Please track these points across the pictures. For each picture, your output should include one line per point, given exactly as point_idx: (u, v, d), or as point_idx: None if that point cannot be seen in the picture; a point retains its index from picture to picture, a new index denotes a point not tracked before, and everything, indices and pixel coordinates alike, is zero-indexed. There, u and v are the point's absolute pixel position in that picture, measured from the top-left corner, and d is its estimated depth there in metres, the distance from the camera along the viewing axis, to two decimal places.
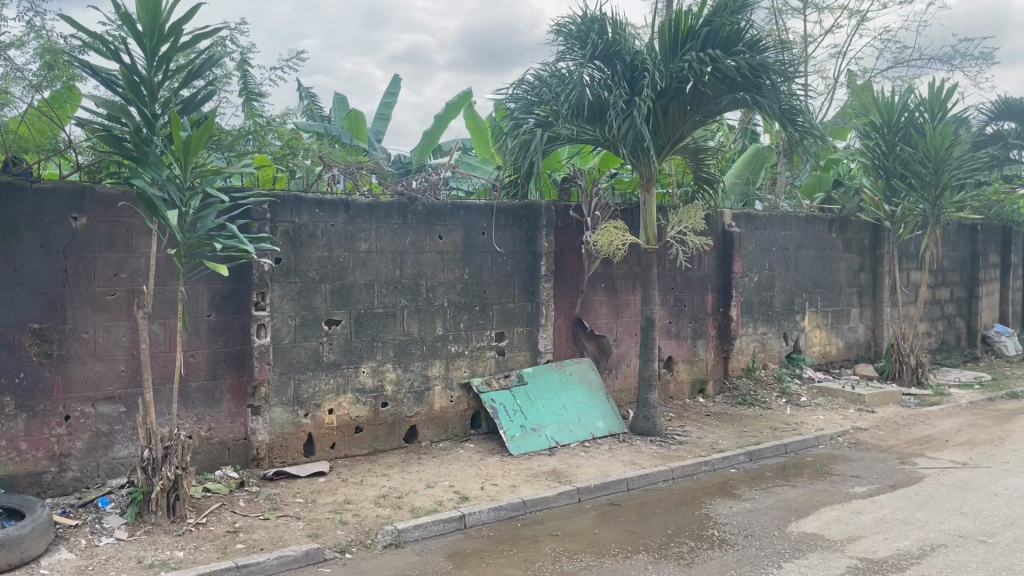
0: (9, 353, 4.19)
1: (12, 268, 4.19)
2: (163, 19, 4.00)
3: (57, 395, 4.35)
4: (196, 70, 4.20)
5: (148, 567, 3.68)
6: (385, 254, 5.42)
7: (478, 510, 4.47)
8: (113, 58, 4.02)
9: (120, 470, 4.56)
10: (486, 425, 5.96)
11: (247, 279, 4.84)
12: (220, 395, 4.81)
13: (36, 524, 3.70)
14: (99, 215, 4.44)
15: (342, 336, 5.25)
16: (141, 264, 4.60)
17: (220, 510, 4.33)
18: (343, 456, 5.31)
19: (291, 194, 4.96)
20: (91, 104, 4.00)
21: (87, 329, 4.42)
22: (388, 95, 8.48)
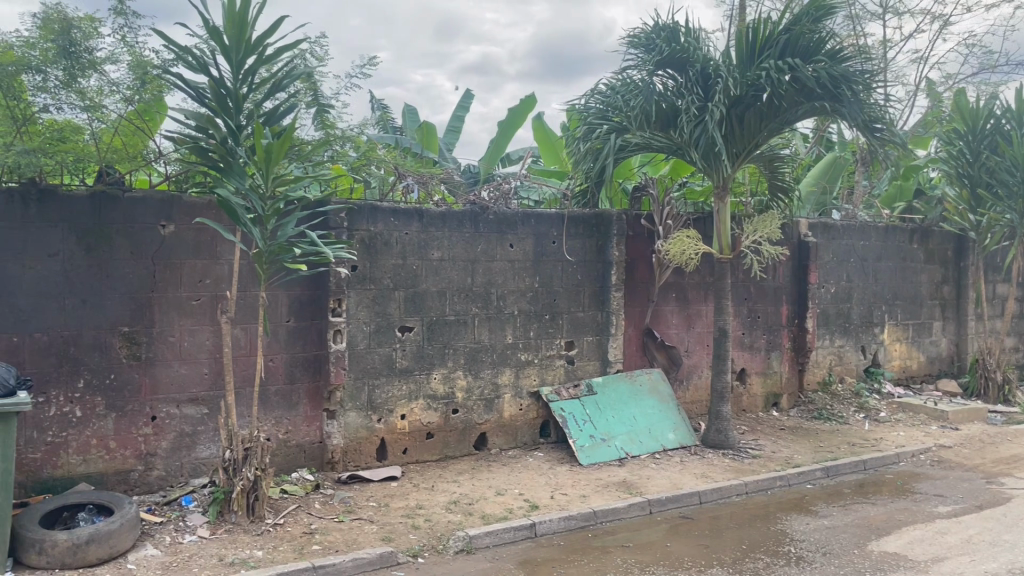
0: (101, 355, 4.38)
1: (104, 275, 4.38)
2: (249, 33, 4.14)
3: (145, 396, 4.52)
4: (280, 81, 4.33)
5: (229, 564, 3.79)
6: (457, 262, 5.49)
7: (549, 518, 4.47)
8: (201, 72, 4.17)
9: (202, 470, 4.70)
10: (556, 434, 5.95)
11: (324, 285, 4.95)
12: (297, 399, 4.92)
13: (124, 521, 3.86)
14: (186, 223, 4.60)
15: (415, 343, 5.32)
16: (224, 270, 4.74)
17: (298, 511, 4.44)
18: (415, 461, 5.37)
19: (367, 203, 5.06)
20: (179, 115, 4.14)
21: (174, 333, 4.59)
22: (459, 108, 8.59)
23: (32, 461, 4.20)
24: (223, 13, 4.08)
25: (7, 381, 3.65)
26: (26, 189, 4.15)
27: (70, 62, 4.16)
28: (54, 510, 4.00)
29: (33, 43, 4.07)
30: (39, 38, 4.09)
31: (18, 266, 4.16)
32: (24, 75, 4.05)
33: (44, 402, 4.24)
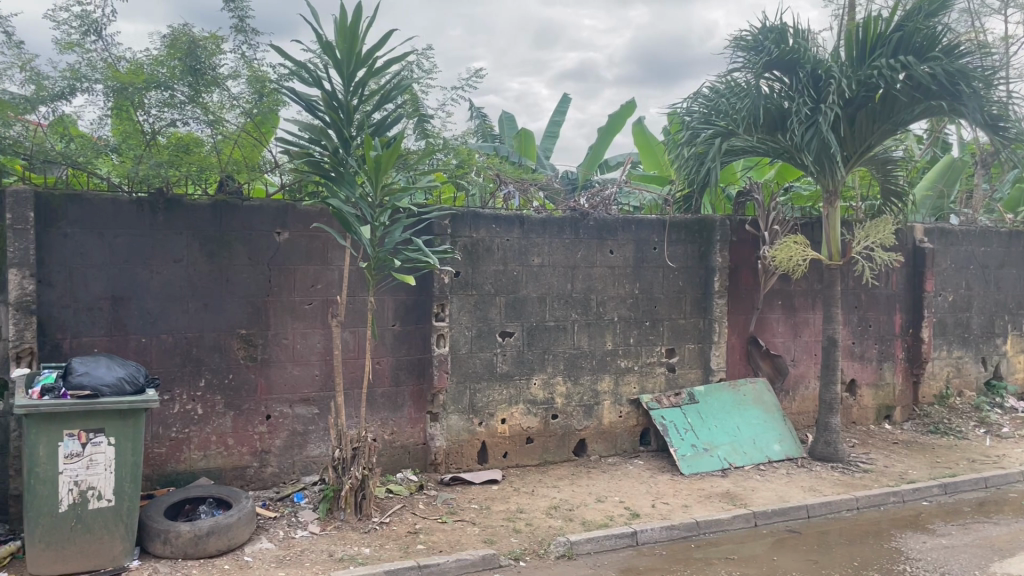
0: (221, 356, 4.61)
1: (223, 280, 4.61)
2: (360, 46, 4.28)
3: (260, 396, 4.73)
4: (388, 92, 4.45)
5: (339, 560, 3.92)
6: (557, 268, 5.51)
7: (651, 527, 4.43)
8: (315, 85, 4.33)
9: (312, 468, 4.89)
10: (656, 442, 5.89)
11: (428, 290, 5.06)
12: (403, 401, 5.05)
13: (241, 515, 4.05)
14: (299, 230, 4.80)
15: (515, 348, 5.37)
16: (335, 276, 4.91)
17: (403, 511, 4.55)
18: (515, 465, 5.43)
19: (470, 209, 5.15)
20: (294, 127, 4.32)
21: (288, 335, 4.78)
22: (557, 113, 8.62)
23: (158, 455, 4.46)
24: (335, 28, 4.22)
25: (137, 379, 3.88)
26: (155, 199, 4.42)
27: (195, 79, 4.39)
28: (178, 502, 4.24)
29: (161, 61, 4.33)
30: (167, 57, 4.34)
31: (147, 271, 4.42)
32: (152, 92, 4.33)
33: (169, 400, 4.49)
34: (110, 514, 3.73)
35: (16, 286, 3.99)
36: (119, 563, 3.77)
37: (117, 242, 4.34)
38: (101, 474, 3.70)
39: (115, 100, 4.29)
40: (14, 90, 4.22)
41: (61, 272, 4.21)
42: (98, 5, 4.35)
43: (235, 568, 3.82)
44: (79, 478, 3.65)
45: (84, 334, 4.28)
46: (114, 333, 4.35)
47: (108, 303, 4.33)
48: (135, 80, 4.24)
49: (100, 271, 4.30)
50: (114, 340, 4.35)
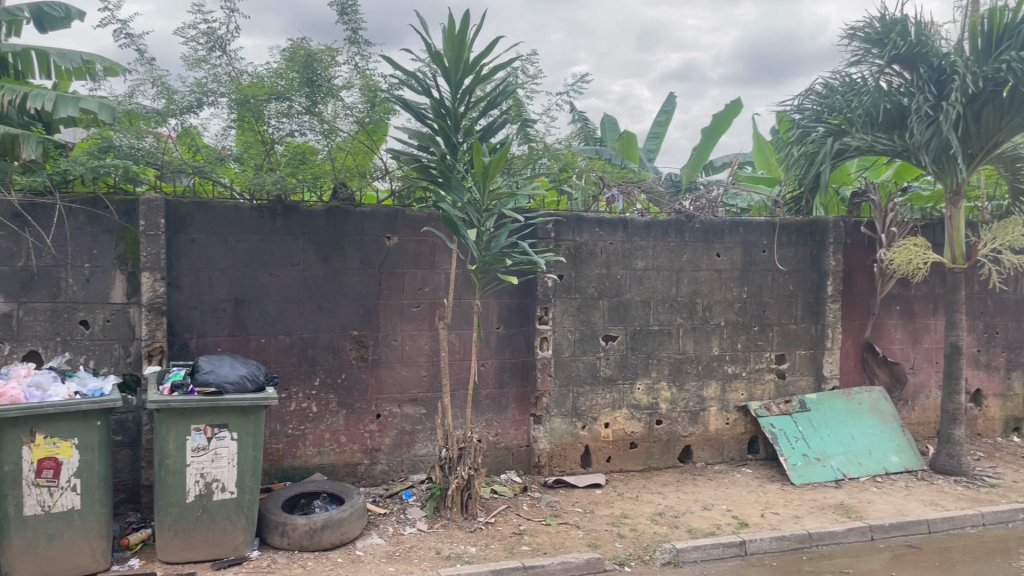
0: (334, 356, 4.79)
1: (337, 283, 4.79)
2: (468, 54, 4.35)
3: (370, 395, 4.88)
4: (495, 99, 4.51)
5: (447, 558, 4.00)
6: (663, 272, 5.45)
7: (761, 537, 4.32)
8: (424, 94, 4.44)
9: (420, 466, 5.01)
10: (765, 451, 5.75)
11: (532, 294, 5.10)
12: (507, 403, 5.10)
13: (353, 510, 4.19)
14: (408, 234, 4.92)
15: (619, 352, 5.34)
16: (442, 279, 5.02)
17: (507, 512, 4.61)
18: (619, 470, 5.40)
19: (574, 213, 5.17)
20: (404, 135, 4.45)
21: (397, 337, 4.92)
22: (660, 114, 8.52)
23: (276, 450, 4.67)
24: (444, 37, 4.31)
25: (257, 377, 4.06)
26: (274, 206, 4.63)
27: (311, 90, 4.57)
28: (294, 496, 4.43)
29: (281, 74, 4.53)
30: (286, 70, 4.54)
31: (266, 275, 4.63)
32: (272, 104, 4.54)
33: (286, 398, 4.69)
34: (232, 505, 3.93)
35: (149, 289, 4.25)
36: (240, 553, 3.97)
37: (239, 247, 4.57)
38: (225, 468, 3.89)
39: (238, 113, 4.53)
40: (148, 105, 4.52)
41: (188, 275, 4.46)
42: (223, 22, 4.58)
43: (348, 561, 3.96)
44: (205, 470, 3.86)
45: (210, 334, 4.53)
46: (237, 333, 4.59)
47: (231, 304, 4.56)
48: (257, 93, 4.47)
49: (223, 274, 4.54)
50: (236, 340, 4.59)
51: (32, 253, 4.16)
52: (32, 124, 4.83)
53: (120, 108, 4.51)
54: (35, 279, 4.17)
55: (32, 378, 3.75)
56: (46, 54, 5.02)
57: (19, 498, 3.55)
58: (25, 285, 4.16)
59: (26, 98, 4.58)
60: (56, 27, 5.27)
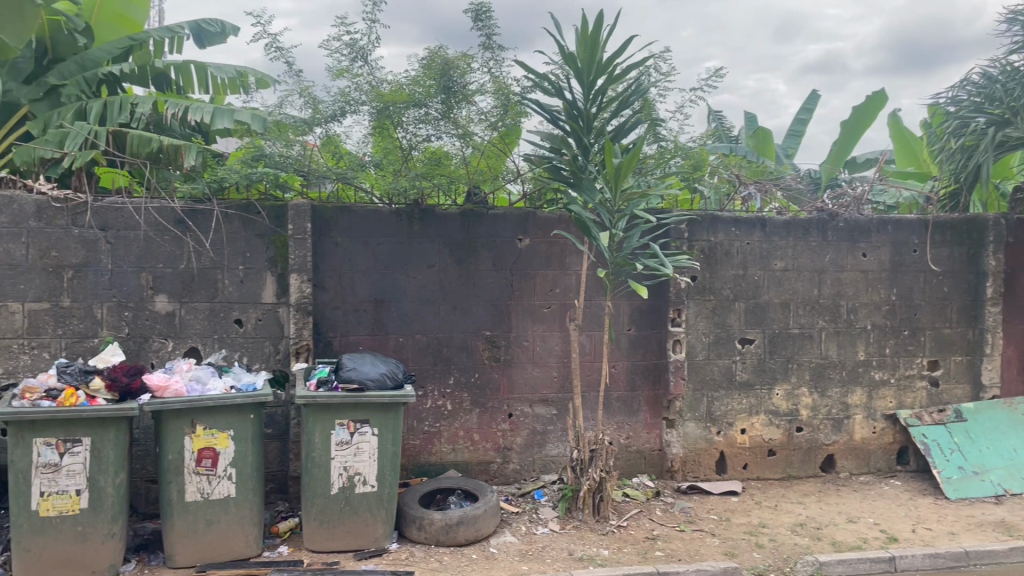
0: (468, 356, 4.88)
1: (471, 284, 4.88)
2: (601, 54, 4.33)
3: (503, 395, 4.95)
4: (629, 98, 4.46)
5: (579, 559, 4.00)
6: (804, 273, 5.23)
7: (911, 553, 4.07)
8: (557, 96, 4.46)
9: (551, 467, 5.03)
10: (916, 462, 5.41)
11: (664, 296, 5.01)
12: (638, 406, 5.04)
13: (487, 507, 4.26)
14: (540, 236, 4.95)
15: (756, 356, 5.18)
16: (573, 280, 5.01)
17: (640, 516, 4.56)
18: (756, 478, 5.23)
19: (708, 212, 5.05)
20: (537, 137, 4.48)
21: (529, 338, 4.96)
22: (802, 111, 8.18)
23: (412, 446, 4.82)
24: (577, 38, 4.31)
25: (396, 375, 4.19)
26: (411, 209, 4.78)
27: (447, 96, 4.68)
28: (430, 492, 4.55)
29: (419, 81, 4.65)
30: (423, 77, 4.66)
31: (403, 276, 4.78)
32: (410, 111, 4.69)
33: (423, 396, 4.83)
34: (373, 498, 4.08)
35: (297, 290, 4.48)
36: (380, 545, 4.12)
37: (379, 250, 4.74)
38: (366, 462, 4.04)
39: (379, 119, 4.72)
40: (295, 115, 4.73)
41: (332, 277, 4.67)
42: (364, 33, 4.77)
43: (482, 558, 4.03)
44: (348, 464, 4.02)
45: (351, 333, 4.72)
46: (376, 333, 4.76)
47: (371, 305, 4.74)
48: (396, 100, 4.63)
49: (364, 276, 4.72)
50: (376, 339, 4.76)
51: (193, 256, 4.45)
52: (192, 134, 5.28)
53: (270, 118, 4.77)
54: (195, 280, 4.46)
55: (193, 372, 4.02)
56: (205, 68, 5.47)
57: (181, 485, 3.82)
58: (187, 285, 4.45)
59: (188, 111, 4.94)
60: (213, 43, 5.64)
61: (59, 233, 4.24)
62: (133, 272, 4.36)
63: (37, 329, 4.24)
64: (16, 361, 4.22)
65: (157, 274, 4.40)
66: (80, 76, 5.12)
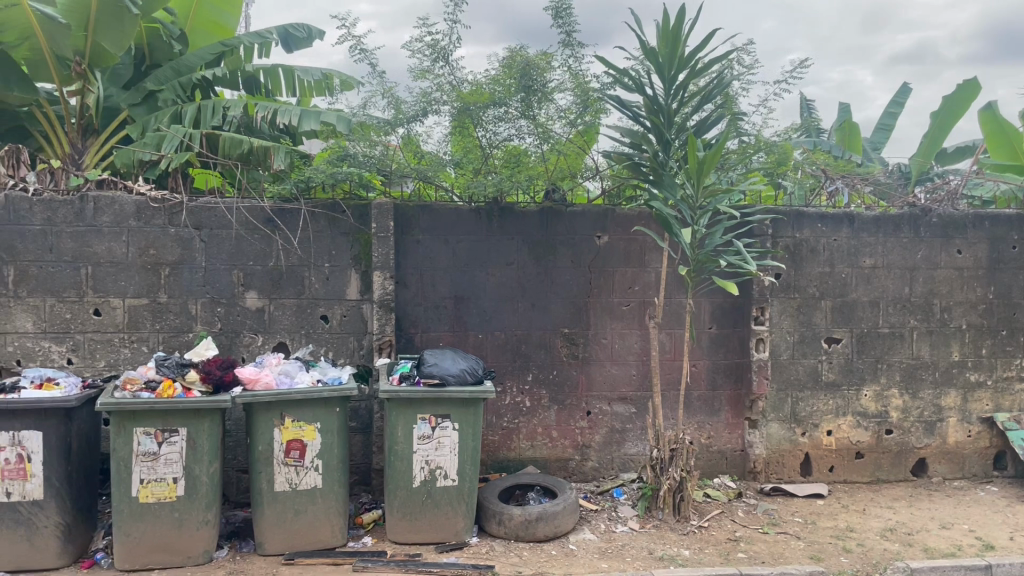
0: (546, 353, 4.90)
1: (550, 282, 4.89)
2: (683, 49, 4.27)
3: (581, 392, 4.94)
4: (711, 92, 4.39)
5: (659, 559, 3.97)
6: (894, 271, 5.07)
7: (1010, 561, 3.90)
8: (637, 92, 4.42)
9: (630, 465, 5.01)
10: (1014, 468, 5.19)
11: (747, 293, 4.92)
12: (720, 405, 4.96)
13: (566, 504, 4.27)
14: (619, 234, 4.92)
15: (843, 356, 5.04)
16: (652, 277, 4.96)
17: (721, 517, 4.49)
18: (843, 481, 5.10)
19: (793, 208, 4.93)
20: (617, 133, 4.46)
21: (607, 335, 4.94)
22: (892, 104, 7.90)
23: (492, 442, 4.87)
24: (658, 33, 4.27)
25: (476, 371, 4.21)
26: (491, 208, 4.82)
27: (527, 94, 4.74)
28: (510, 488, 4.59)
29: (499, 81, 4.75)
30: (504, 76, 4.74)
31: (483, 274, 4.83)
32: (490, 110, 4.76)
33: (502, 392, 4.87)
34: (454, 493, 4.13)
35: (380, 287, 4.57)
36: (461, 538, 4.17)
37: (459, 247, 4.80)
38: (447, 456, 4.10)
39: (459, 119, 4.80)
40: (379, 116, 4.88)
41: (414, 275, 4.75)
42: (445, 34, 4.84)
43: (561, 554, 4.04)
44: (429, 458, 4.09)
45: (432, 329, 4.79)
46: (456, 329, 4.82)
47: (451, 302, 4.80)
48: (478, 100, 4.71)
49: (444, 273, 4.79)
50: (456, 335, 4.82)
51: (281, 254, 4.59)
52: (280, 136, 5.50)
53: (355, 120, 4.92)
54: (284, 278, 4.60)
55: (282, 366, 4.15)
56: (293, 72, 5.68)
57: (271, 475, 3.95)
58: (275, 282, 4.59)
59: (277, 115, 5.13)
60: (300, 47, 5.81)
61: (157, 232, 4.43)
62: (225, 269, 4.53)
63: (136, 324, 4.44)
64: (118, 354, 4.43)
65: (247, 272, 4.56)
66: (175, 81, 5.34)
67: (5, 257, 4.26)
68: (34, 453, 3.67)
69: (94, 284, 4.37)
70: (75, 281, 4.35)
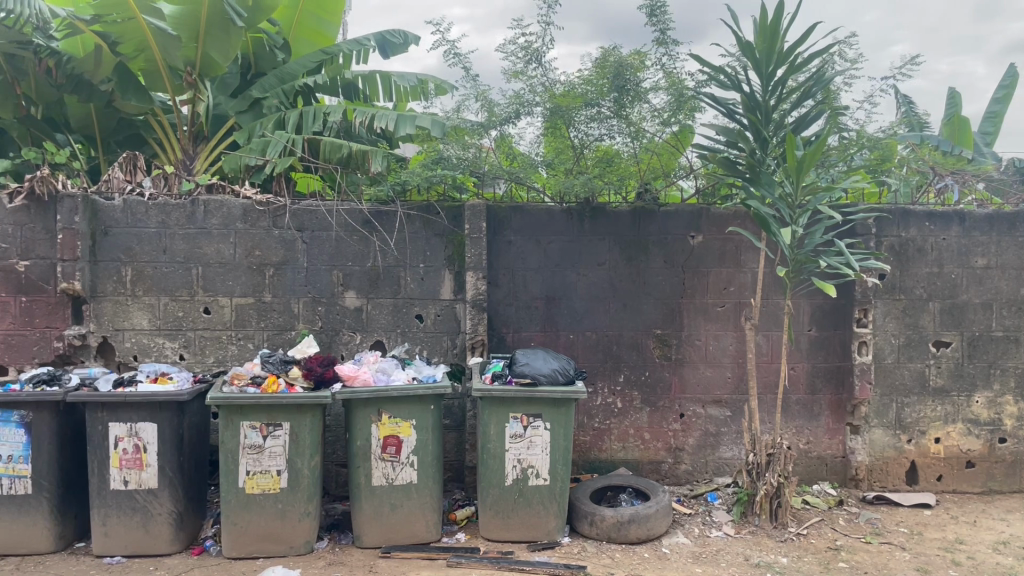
0: (638, 354, 4.86)
1: (642, 282, 4.84)
2: (781, 44, 4.17)
3: (675, 394, 4.89)
4: (812, 88, 4.26)
5: (756, 565, 3.89)
6: (1009, 271, 4.82)
7: None
8: (733, 89, 4.34)
9: (725, 470, 4.92)
10: None
11: (849, 294, 4.76)
12: (820, 410, 4.82)
13: (659, 507, 4.23)
14: (714, 233, 4.83)
15: (952, 360, 4.82)
16: (748, 278, 4.85)
17: (821, 524, 4.37)
18: (952, 491, 4.88)
19: (899, 207, 4.74)
20: (712, 131, 4.40)
21: (701, 337, 4.86)
22: (1001, 90, 7.50)
23: (583, 442, 4.87)
24: (755, 29, 4.18)
25: (568, 371, 4.22)
26: (583, 208, 4.81)
27: (621, 94, 4.73)
28: (601, 489, 4.58)
29: (592, 81, 4.77)
30: (597, 76, 4.76)
31: (575, 273, 4.83)
32: (583, 110, 4.78)
33: (593, 393, 4.87)
34: (546, 492, 4.15)
35: (473, 287, 4.64)
36: (553, 537, 4.18)
37: (550, 248, 4.82)
38: (539, 455, 4.12)
39: (551, 120, 4.85)
40: (472, 119, 4.98)
41: (506, 275, 4.81)
42: (539, 35, 4.88)
43: (654, 557, 4.01)
44: (521, 456, 4.12)
45: (523, 329, 4.83)
46: (548, 329, 4.84)
47: (543, 302, 4.82)
48: (570, 102, 4.76)
49: (536, 273, 4.82)
50: (548, 335, 4.84)
51: (379, 255, 4.71)
52: (378, 140, 5.68)
53: (449, 124, 5.06)
54: (381, 278, 4.72)
55: (378, 364, 4.26)
56: (389, 78, 5.81)
57: (369, 470, 4.07)
58: (373, 283, 4.72)
59: (374, 119, 5.28)
60: (397, 53, 5.95)
61: (262, 233, 4.62)
62: (326, 269, 4.68)
63: (243, 322, 4.63)
64: (225, 350, 4.63)
65: (346, 272, 4.70)
66: (279, 88, 5.51)
67: (123, 259, 4.52)
68: (149, 443, 3.88)
69: (204, 284, 4.59)
70: (187, 280, 4.57)
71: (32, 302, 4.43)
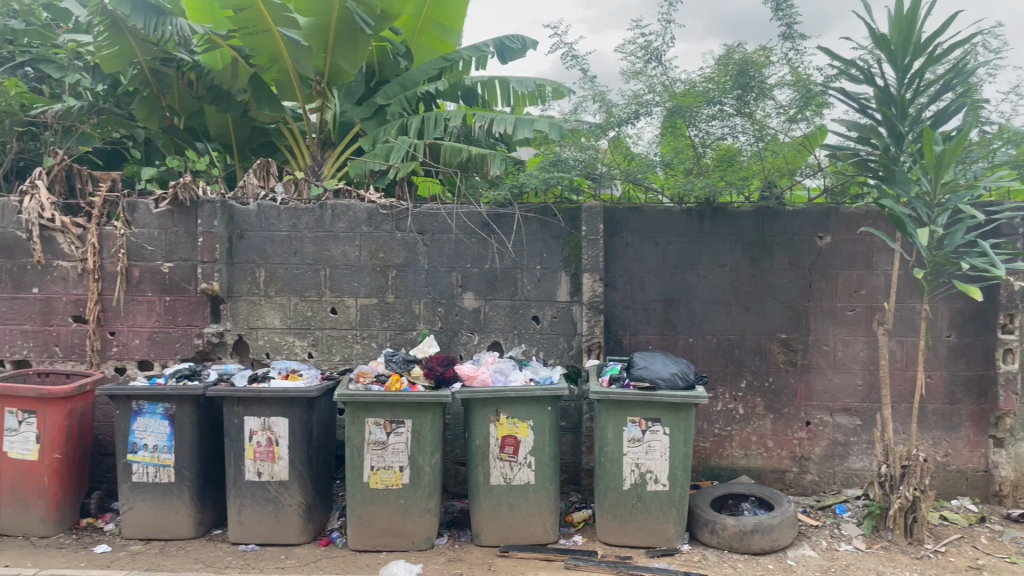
0: (762, 358, 4.72)
1: (765, 283, 4.70)
2: (919, 34, 3.96)
3: (800, 401, 4.72)
4: (953, 80, 4.02)
5: None
6: None
7: None
8: (866, 83, 4.15)
9: (854, 481, 4.71)
10: None
11: (993, 298, 4.47)
12: (959, 421, 4.54)
13: (783, 517, 4.09)
14: (843, 233, 4.63)
15: None
16: (880, 281, 4.62)
17: (961, 542, 4.11)
18: None
19: None
20: (842, 128, 4.22)
21: (828, 342, 4.67)
22: None
23: (703, 448, 4.78)
24: (890, 21, 3.99)
25: (688, 375, 4.13)
26: (703, 208, 4.72)
27: (744, 91, 4.62)
28: (722, 497, 4.47)
29: (714, 79, 4.67)
30: (719, 74, 4.66)
31: (694, 275, 4.74)
32: (706, 108, 4.70)
33: (713, 398, 4.76)
34: (665, 497, 4.08)
35: (590, 289, 4.63)
36: (672, 544, 4.12)
37: (669, 250, 4.75)
38: (658, 460, 4.06)
39: (671, 119, 4.77)
40: (590, 121, 4.91)
41: (624, 277, 4.77)
42: (659, 34, 4.81)
43: (779, 569, 3.88)
44: (639, 461, 4.07)
45: (641, 332, 4.78)
46: (666, 332, 4.77)
47: (661, 304, 4.76)
48: (692, 101, 4.66)
49: (654, 275, 4.76)
50: (666, 338, 4.77)
51: (497, 256, 4.77)
52: (496, 144, 5.73)
53: (567, 126, 5.00)
54: (499, 279, 4.77)
55: (497, 365, 4.31)
56: (507, 82, 5.89)
57: (488, 469, 4.12)
58: (491, 284, 4.77)
59: (493, 124, 5.45)
60: (515, 57, 6.01)
61: (385, 236, 4.76)
62: (446, 271, 4.77)
63: (367, 321, 4.78)
64: (351, 349, 4.79)
65: (465, 274, 4.77)
66: (402, 95, 5.75)
67: (257, 260, 4.75)
68: (280, 437, 4.07)
69: (331, 285, 4.77)
70: (315, 281, 4.77)
71: (175, 301, 4.75)
